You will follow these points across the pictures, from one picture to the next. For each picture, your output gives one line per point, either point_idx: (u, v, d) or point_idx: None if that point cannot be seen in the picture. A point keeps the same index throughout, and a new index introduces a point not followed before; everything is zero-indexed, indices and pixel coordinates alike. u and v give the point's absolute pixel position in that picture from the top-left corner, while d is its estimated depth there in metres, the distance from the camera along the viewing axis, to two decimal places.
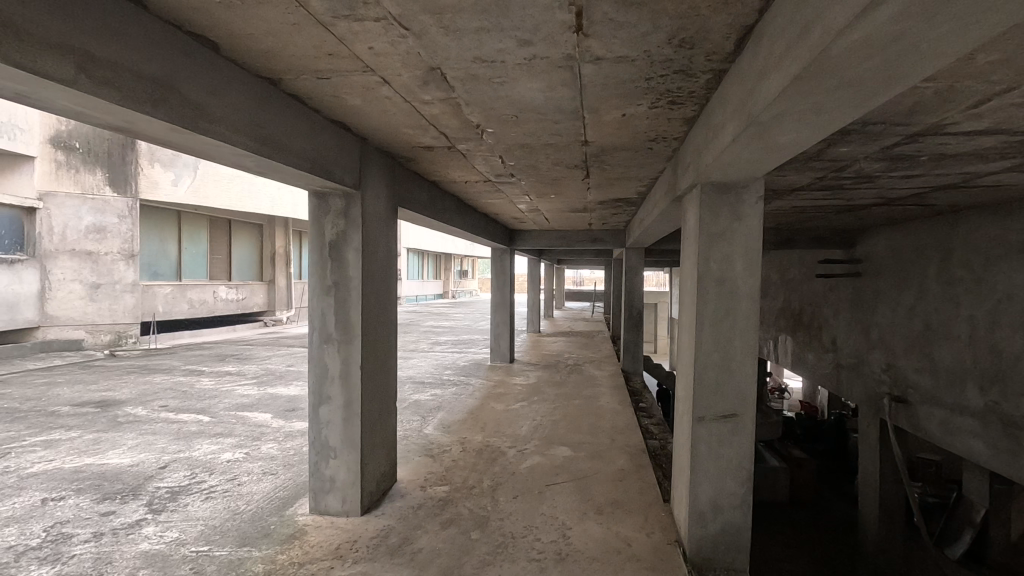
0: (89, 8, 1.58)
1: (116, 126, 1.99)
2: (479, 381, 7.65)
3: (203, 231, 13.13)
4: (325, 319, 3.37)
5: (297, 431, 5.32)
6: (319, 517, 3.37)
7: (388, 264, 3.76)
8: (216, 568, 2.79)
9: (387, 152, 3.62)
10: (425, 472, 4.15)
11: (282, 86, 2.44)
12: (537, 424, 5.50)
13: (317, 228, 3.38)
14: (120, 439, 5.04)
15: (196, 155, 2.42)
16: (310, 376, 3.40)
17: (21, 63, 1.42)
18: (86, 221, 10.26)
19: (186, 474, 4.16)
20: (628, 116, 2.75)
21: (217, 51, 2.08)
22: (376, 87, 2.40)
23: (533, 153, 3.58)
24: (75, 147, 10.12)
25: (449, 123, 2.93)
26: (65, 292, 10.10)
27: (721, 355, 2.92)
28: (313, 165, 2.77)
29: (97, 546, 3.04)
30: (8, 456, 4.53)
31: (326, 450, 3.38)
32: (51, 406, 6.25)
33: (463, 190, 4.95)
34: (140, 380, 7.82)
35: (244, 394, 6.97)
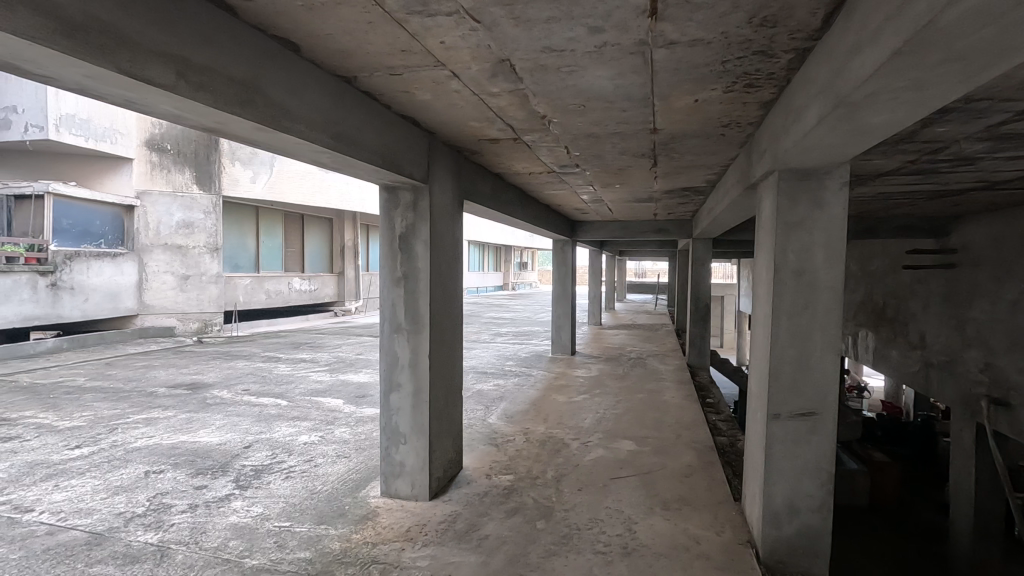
0: (187, 16, 1.70)
1: (210, 127, 2.13)
2: (541, 372, 7.67)
3: (279, 225, 13.89)
4: (395, 310, 3.48)
5: (367, 417, 5.55)
6: (390, 500, 3.51)
7: (455, 256, 3.84)
8: (297, 543, 2.97)
9: (454, 146, 3.69)
10: (490, 460, 4.22)
11: (356, 84, 2.53)
12: (600, 417, 5.45)
13: (387, 221, 3.48)
14: (209, 419, 5.44)
15: (280, 153, 2.55)
16: (380, 364, 3.53)
17: (129, 71, 1.53)
18: (176, 217, 11.06)
19: (267, 454, 4.44)
20: (700, 101, 2.66)
21: (297, 52, 2.17)
22: (446, 82, 2.44)
23: (599, 142, 3.52)
24: (166, 148, 10.94)
25: (515, 116, 2.94)
26: (159, 283, 10.95)
27: (798, 350, 2.78)
28: (385, 160, 2.85)
29: (192, 516, 3.31)
30: (117, 431, 5.02)
31: (397, 435, 3.50)
32: (150, 387, 6.85)
33: (526, 181, 4.95)
34: (224, 365, 8.40)
35: (318, 380, 7.35)
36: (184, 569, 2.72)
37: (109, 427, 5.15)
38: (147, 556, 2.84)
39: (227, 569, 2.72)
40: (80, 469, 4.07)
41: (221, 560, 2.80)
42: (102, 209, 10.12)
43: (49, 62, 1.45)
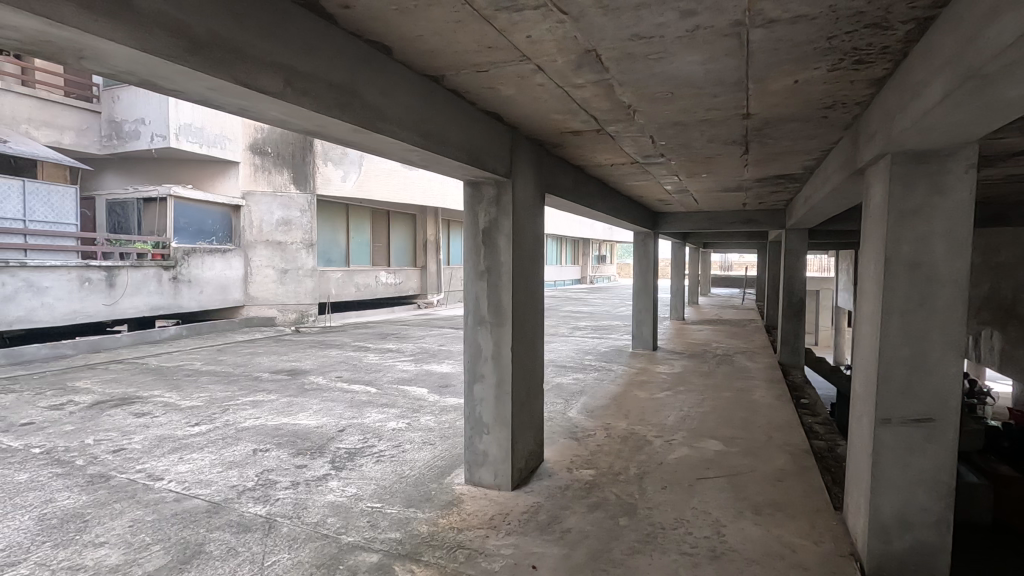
0: (294, 28, 1.82)
1: (312, 130, 2.26)
2: (622, 367, 7.54)
3: (367, 221, 14.60)
4: (478, 303, 3.56)
5: (450, 406, 5.72)
6: (474, 488, 3.60)
7: (537, 250, 3.85)
8: (388, 523, 3.13)
9: (536, 139, 3.69)
10: (571, 454, 4.22)
11: (443, 82, 2.59)
12: (684, 415, 5.27)
13: (470, 216, 3.55)
14: (307, 403, 5.84)
15: (373, 152, 2.68)
16: (465, 356, 3.63)
17: (245, 82, 1.67)
18: (276, 215, 11.93)
19: (360, 438, 4.70)
20: (800, 82, 2.48)
21: (390, 55, 2.27)
22: (531, 75, 2.44)
23: (687, 130, 3.39)
24: (268, 151, 11.81)
25: (599, 106, 2.89)
26: (262, 276, 11.86)
27: (912, 350, 2.54)
28: (470, 156, 2.91)
29: (295, 492, 3.58)
30: (229, 411, 5.52)
31: (480, 425, 3.59)
32: (255, 372, 7.46)
33: (608, 173, 4.87)
34: (319, 353, 8.97)
35: (404, 369, 7.67)
36: (289, 541, 2.95)
37: (223, 407, 5.68)
38: (257, 527, 3.11)
39: (326, 543, 2.92)
40: (200, 444, 4.52)
41: (322, 535, 3.01)
42: (213, 209, 11.12)
43: (179, 78, 1.61)
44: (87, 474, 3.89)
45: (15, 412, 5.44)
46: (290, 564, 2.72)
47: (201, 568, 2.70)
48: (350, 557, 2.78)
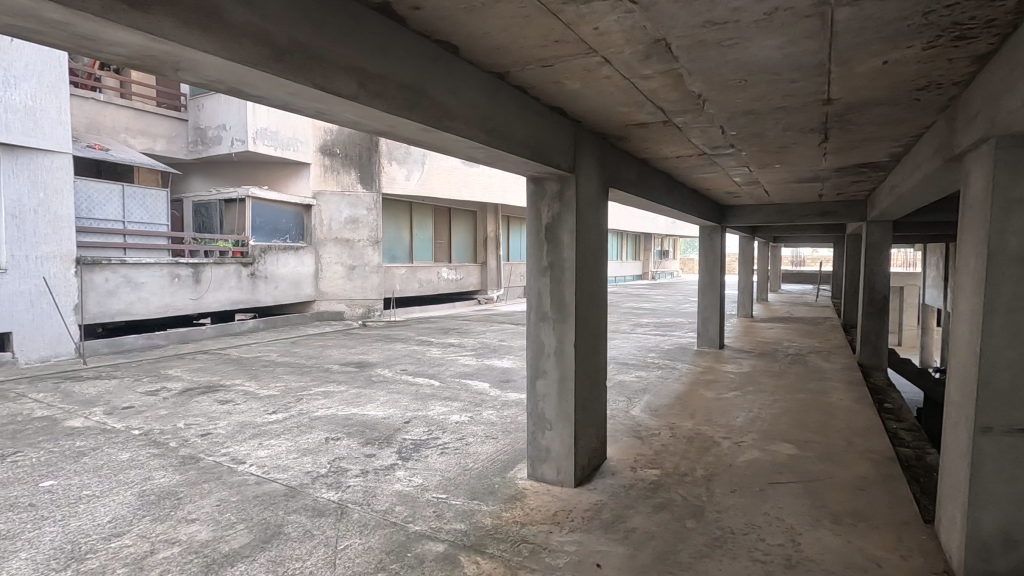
0: (366, 32, 1.88)
1: (382, 130, 2.33)
2: (686, 366, 7.33)
3: (430, 219, 14.93)
4: (541, 299, 3.56)
5: (512, 401, 5.76)
6: (536, 483, 3.62)
7: (600, 245, 3.80)
8: (453, 515, 3.20)
9: (600, 133, 3.63)
10: (634, 453, 4.15)
11: (508, 79, 2.60)
12: (754, 417, 5.05)
13: (533, 212, 3.55)
14: (375, 395, 6.05)
15: (439, 151, 2.73)
16: (528, 351, 3.64)
17: (322, 86, 1.74)
18: (345, 214, 12.41)
19: (425, 430, 4.82)
20: (890, 63, 2.31)
21: (457, 54, 2.30)
22: (597, 68, 2.41)
23: (760, 119, 3.24)
24: (337, 153, 12.30)
25: (667, 97, 2.80)
26: (331, 273, 12.38)
27: (1020, 353, 2.31)
28: (534, 152, 2.90)
29: (365, 480, 3.72)
30: (303, 401, 5.81)
31: (542, 421, 3.60)
32: (326, 364, 7.83)
33: (674, 165, 4.73)
34: (385, 347, 9.29)
35: (465, 364, 7.78)
36: (360, 526, 3.07)
37: (297, 397, 5.99)
38: (330, 512, 3.25)
39: (394, 531, 3.02)
40: (277, 431, 4.79)
41: (390, 522, 3.12)
42: (287, 209, 11.72)
43: (263, 84, 1.70)
44: (180, 455, 4.22)
45: (117, 397, 5.97)
46: (362, 549, 2.82)
47: (280, 547, 2.86)
48: (418, 545, 2.85)
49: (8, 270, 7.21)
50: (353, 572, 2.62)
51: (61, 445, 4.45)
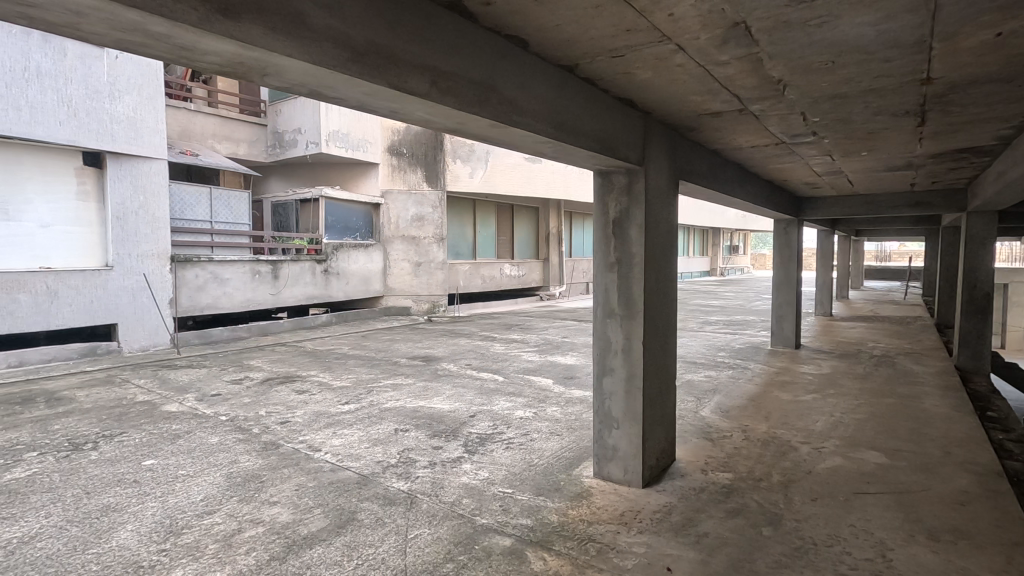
0: (437, 29, 1.90)
1: (452, 127, 2.36)
2: (759, 366, 7.00)
3: (492, 216, 15.07)
4: (608, 295, 3.50)
5: (576, 398, 5.72)
6: (602, 482, 3.56)
7: (670, 240, 3.69)
8: (519, 510, 3.21)
9: (670, 124, 3.52)
10: (704, 455, 4.01)
11: (577, 71, 2.56)
12: (836, 421, 4.75)
13: (601, 206, 3.50)
14: (441, 389, 6.18)
15: (506, 146, 2.73)
16: (594, 347, 3.59)
17: (396, 85, 1.77)
18: (411, 212, 12.74)
19: (489, 425, 4.87)
20: (1003, 35, 2.08)
21: (526, 49, 2.29)
22: (670, 57, 2.32)
23: (847, 103, 3.02)
24: (403, 152, 12.63)
25: (743, 83, 2.67)
26: (399, 269, 12.76)
27: None
28: (602, 145, 2.85)
29: (433, 472, 3.81)
30: (373, 393, 6.02)
31: (609, 420, 3.54)
32: (395, 357, 8.08)
33: (748, 156, 4.51)
34: (450, 342, 9.46)
35: (528, 360, 7.80)
36: (429, 517, 3.14)
37: (368, 388, 6.22)
38: (400, 501, 3.35)
39: (461, 523, 3.07)
40: (349, 422, 4.99)
41: (458, 514, 3.17)
42: (357, 208, 12.17)
43: (341, 86, 1.75)
44: (262, 441, 4.48)
45: (207, 384, 6.44)
46: (430, 540, 2.88)
47: (354, 533, 2.97)
48: (485, 538, 2.89)
49: (113, 268, 7.92)
50: (423, 561, 2.68)
51: (160, 427, 4.85)
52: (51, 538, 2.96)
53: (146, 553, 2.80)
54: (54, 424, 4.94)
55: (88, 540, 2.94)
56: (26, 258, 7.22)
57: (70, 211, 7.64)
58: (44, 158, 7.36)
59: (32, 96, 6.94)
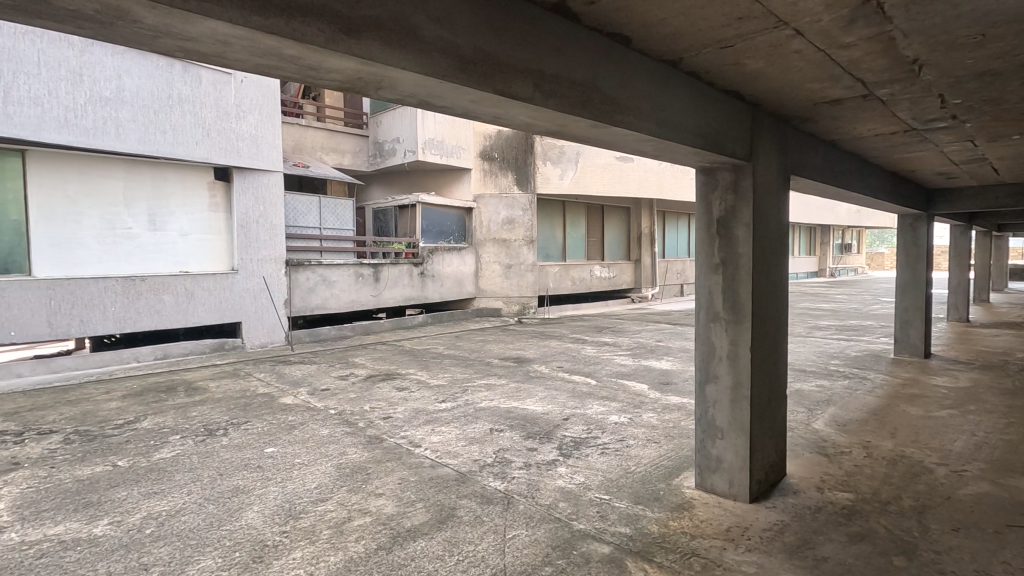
0: (540, 31, 1.90)
1: (553, 130, 2.36)
2: (881, 376, 6.36)
3: (582, 217, 14.97)
4: (712, 298, 3.33)
5: (673, 405, 5.50)
6: (705, 493, 3.40)
7: (781, 239, 3.44)
8: (618, 517, 3.13)
9: (781, 116, 3.29)
10: (819, 471, 3.70)
11: (681, 65, 2.47)
12: (980, 442, 4.19)
13: (704, 205, 3.34)
14: (533, 390, 6.21)
15: (606, 146, 2.68)
16: (696, 354, 3.43)
17: (502, 90, 1.80)
18: (502, 215, 12.95)
19: (583, 428, 4.82)
20: None
21: (628, 45, 2.23)
22: (786, 43, 2.16)
23: (998, 80, 2.65)
24: (495, 157, 12.87)
25: (870, 66, 2.43)
26: (490, 271, 13.03)
27: None
28: (707, 141, 2.72)
29: (528, 473, 3.83)
30: (467, 392, 6.17)
31: (713, 429, 3.38)
32: (487, 358, 8.24)
33: (870, 146, 4.11)
34: (541, 343, 9.50)
35: (621, 364, 7.64)
36: (526, 519, 3.15)
37: (463, 388, 6.39)
38: (498, 501, 3.40)
39: (558, 527, 3.05)
40: (446, 419, 5.15)
41: (555, 518, 3.16)
42: (451, 212, 12.57)
43: (449, 94, 1.80)
44: (368, 435, 4.74)
45: (317, 379, 6.94)
46: (528, 541, 2.89)
47: (455, 529, 3.05)
48: (583, 544, 2.85)
49: (237, 271, 8.75)
50: (522, 563, 2.69)
51: (278, 418, 5.28)
52: (193, 513, 3.32)
53: (270, 533, 3.05)
54: (192, 411, 5.55)
55: (222, 517, 3.26)
56: (169, 263, 8.17)
57: (203, 221, 8.55)
58: (184, 175, 8.29)
59: (174, 120, 7.86)
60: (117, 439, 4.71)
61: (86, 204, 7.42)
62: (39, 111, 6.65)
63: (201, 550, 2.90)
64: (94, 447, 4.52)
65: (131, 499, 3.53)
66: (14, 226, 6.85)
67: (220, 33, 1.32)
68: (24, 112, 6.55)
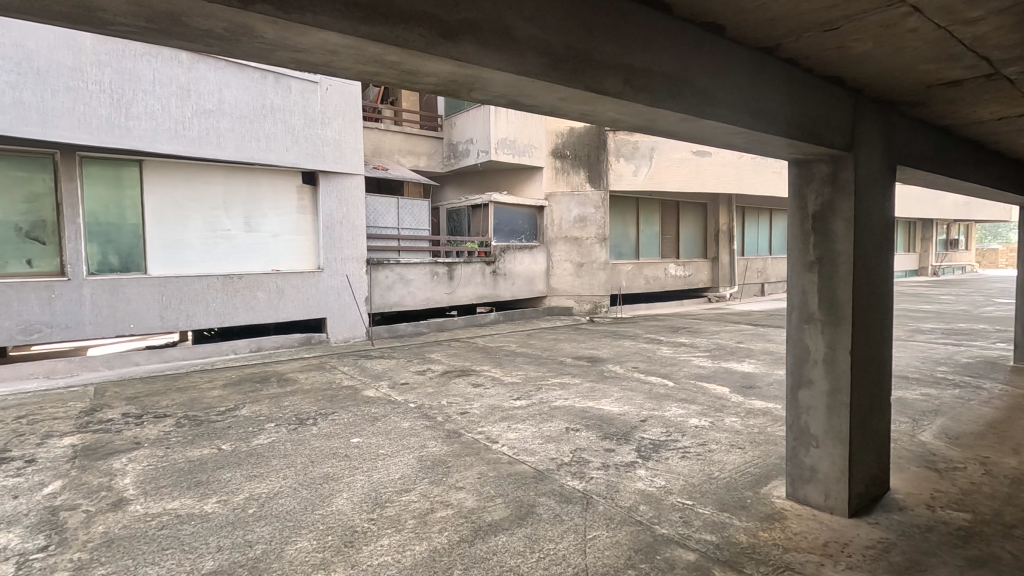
0: (630, 24, 1.87)
1: (640, 125, 2.31)
2: (998, 386, 5.74)
3: (656, 214, 14.60)
4: (806, 297, 3.14)
5: (758, 410, 5.25)
6: (797, 504, 3.21)
7: (886, 235, 3.18)
8: (702, 524, 3.03)
9: (886, 102, 3.04)
10: (928, 488, 3.40)
11: (777, 52, 2.34)
12: None
13: (798, 199, 3.16)
14: (609, 390, 6.12)
15: (695, 139, 2.59)
16: (788, 356, 3.26)
17: (593, 87, 1.78)
18: (574, 213, 12.86)
19: (662, 430, 4.70)
20: None
21: (722, 35, 2.15)
22: (900, 22, 1.99)
23: None
24: (567, 155, 12.80)
25: (999, 42, 2.19)
26: (561, 270, 13.00)
27: None
28: (804, 131, 2.56)
29: (607, 474, 3.78)
30: (542, 390, 6.19)
31: (806, 436, 3.18)
32: (560, 357, 8.21)
33: (990, 130, 3.72)
34: (614, 343, 9.33)
35: (699, 365, 7.37)
36: (606, 519, 3.12)
37: (537, 386, 6.41)
38: (577, 500, 3.38)
39: (640, 530, 2.99)
40: (522, 416, 5.19)
41: (636, 521, 3.10)
42: (522, 211, 12.66)
43: (540, 93, 1.81)
44: (446, 429, 4.88)
45: (397, 373, 7.21)
46: (610, 543, 2.86)
47: (535, 526, 3.07)
48: (667, 550, 2.78)
49: (323, 270, 9.25)
50: (605, 564, 2.66)
51: (362, 410, 5.53)
52: (289, 496, 3.54)
53: (359, 520, 3.20)
54: (284, 400, 5.93)
55: (315, 502, 3.46)
56: (262, 262, 8.77)
57: (292, 222, 9.10)
58: (276, 180, 8.86)
59: (267, 129, 8.42)
60: (220, 424, 5.11)
61: (192, 209, 8.11)
62: (154, 124, 7.33)
63: (299, 531, 3.09)
64: (201, 431, 4.93)
65: (235, 480, 3.82)
66: (132, 229, 7.63)
67: (331, 43, 1.39)
68: (141, 125, 7.23)
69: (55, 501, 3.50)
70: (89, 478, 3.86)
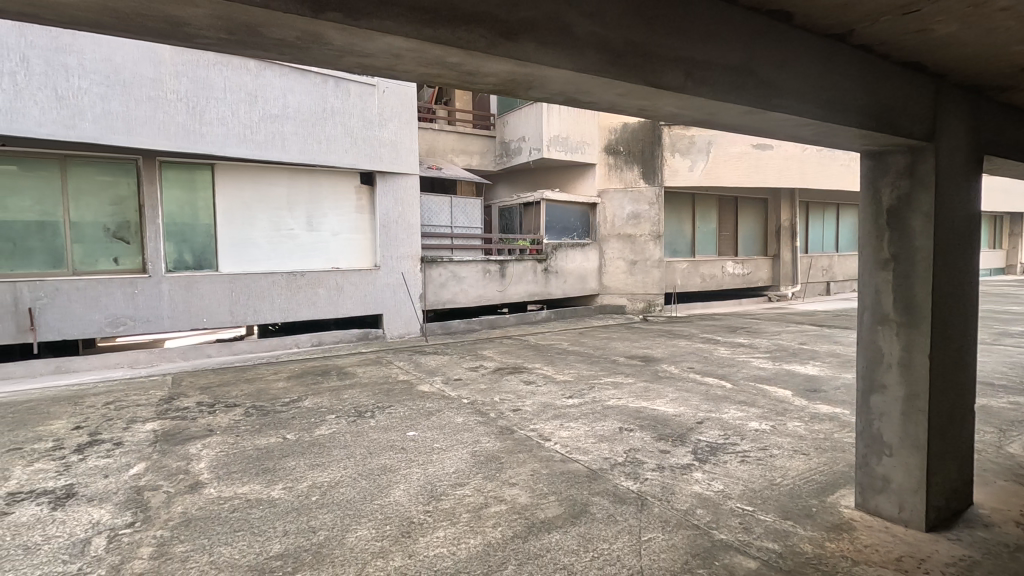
0: (691, 16, 1.82)
1: (701, 119, 2.25)
2: None
3: (713, 211, 14.16)
4: (880, 297, 2.96)
5: (823, 415, 5.00)
6: (867, 515, 3.05)
7: (970, 230, 2.96)
8: (764, 531, 2.92)
9: (972, 86, 2.83)
10: (1019, 504, 3.14)
11: (849, 38, 2.22)
12: None
13: (870, 193, 2.99)
14: (664, 391, 5.99)
15: (759, 132, 2.50)
16: (859, 359, 3.09)
17: (653, 82, 1.75)
18: (627, 210, 12.65)
19: (720, 433, 4.56)
20: None
21: (790, 22, 2.06)
22: (989, 1, 1.85)
23: None
24: (620, 151, 12.56)
25: None
26: (614, 267, 12.82)
27: None
28: (878, 120, 2.42)
29: (663, 476, 3.70)
30: (594, 389, 6.13)
31: (878, 444, 3.02)
32: (613, 356, 8.11)
33: None
34: (669, 342, 9.12)
35: (760, 367, 7.09)
36: (662, 522, 3.06)
37: (590, 385, 6.36)
38: (631, 501, 3.34)
39: (697, 534, 2.92)
40: (575, 415, 5.16)
41: (693, 525, 3.02)
42: (574, 209, 12.59)
43: (598, 89, 1.79)
44: (499, 425, 4.91)
45: (450, 369, 7.33)
46: (665, 546, 2.81)
47: (589, 525, 3.05)
48: (726, 556, 2.70)
49: (380, 268, 9.52)
50: (661, 567, 2.61)
51: (417, 404, 5.65)
52: (349, 485, 3.68)
53: (415, 512, 3.28)
54: (343, 394, 6.14)
55: (374, 492, 3.58)
56: (323, 260, 9.12)
57: (351, 222, 9.42)
58: (336, 181, 9.20)
59: (328, 131, 8.73)
60: (285, 415, 5.36)
61: (259, 209, 8.53)
62: (224, 129, 7.75)
63: (358, 520, 3.20)
64: (267, 420, 5.19)
65: (299, 469, 4.00)
66: (205, 229, 8.10)
67: (394, 47, 1.43)
68: (214, 131, 7.66)
69: (140, 481, 3.79)
70: (169, 462, 4.14)
